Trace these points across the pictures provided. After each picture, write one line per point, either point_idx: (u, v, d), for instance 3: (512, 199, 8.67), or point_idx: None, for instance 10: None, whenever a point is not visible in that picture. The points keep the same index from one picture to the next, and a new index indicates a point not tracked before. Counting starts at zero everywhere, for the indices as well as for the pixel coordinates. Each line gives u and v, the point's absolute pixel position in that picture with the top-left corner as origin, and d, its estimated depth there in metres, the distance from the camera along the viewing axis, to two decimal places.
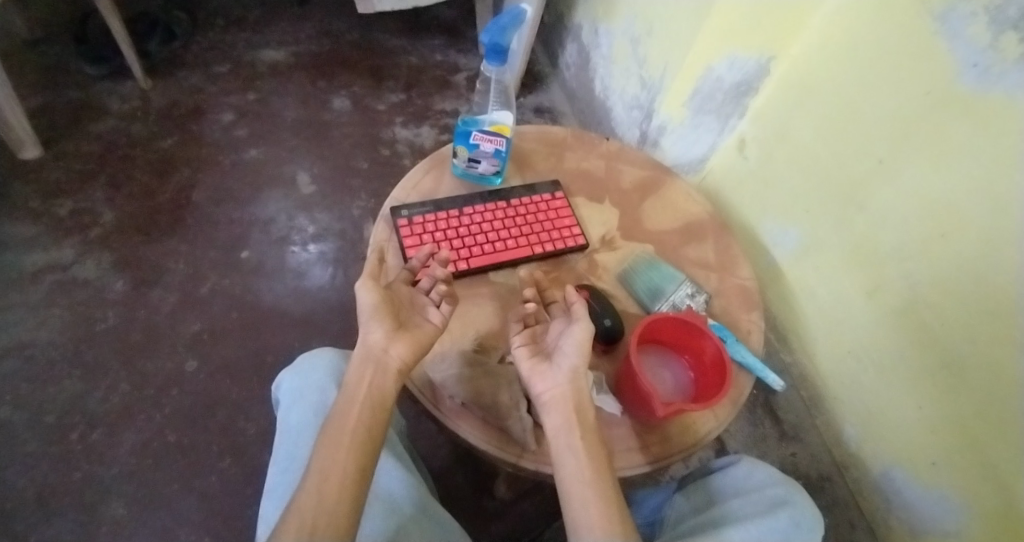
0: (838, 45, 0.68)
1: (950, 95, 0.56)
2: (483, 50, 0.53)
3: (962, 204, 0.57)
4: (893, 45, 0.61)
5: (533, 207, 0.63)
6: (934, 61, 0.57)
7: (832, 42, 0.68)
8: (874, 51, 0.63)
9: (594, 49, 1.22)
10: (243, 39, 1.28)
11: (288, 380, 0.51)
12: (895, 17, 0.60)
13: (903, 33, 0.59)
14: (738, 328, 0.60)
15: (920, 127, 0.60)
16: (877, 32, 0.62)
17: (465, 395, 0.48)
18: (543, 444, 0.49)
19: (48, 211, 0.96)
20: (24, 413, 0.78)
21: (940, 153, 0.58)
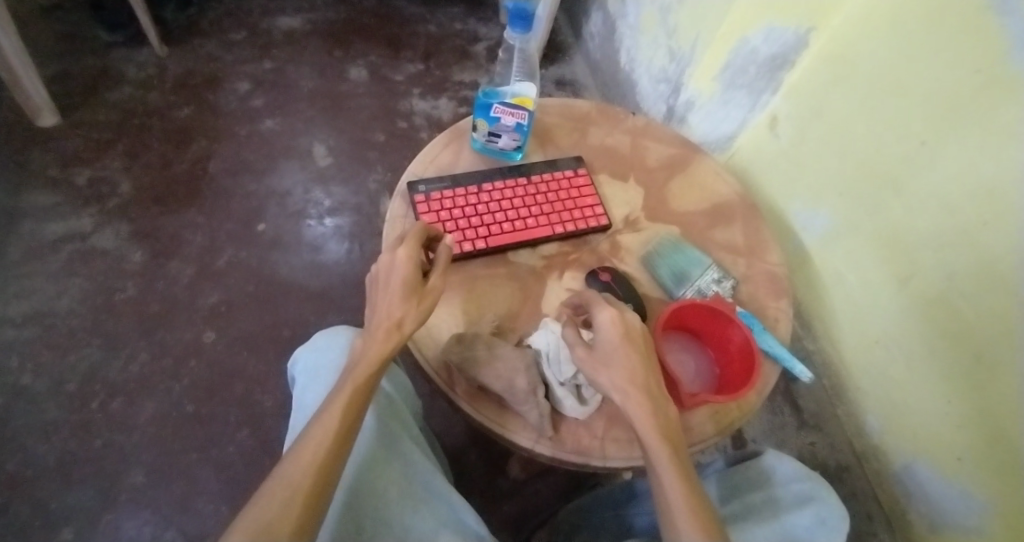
0: (887, 13, 0.62)
1: (1003, 70, 0.51)
2: (507, 16, 0.49)
3: (1010, 190, 0.52)
4: (945, 14, 0.56)
5: (554, 184, 0.61)
6: (989, 32, 0.51)
7: (880, 10, 0.63)
8: (924, 20, 0.58)
9: (620, 19, 1.16)
10: (258, 5, 1.25)
11: (303, 357, 0.50)
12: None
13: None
14: (765, 315, 0.58)
15: (969, 105, 0.55)
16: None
17: (481, 379, 0.46)
18: (560, 430, 0.47)
19: (66, 180, 0.97)
20: (48, 380, 0.80)
21: (989, 134, 0.54)
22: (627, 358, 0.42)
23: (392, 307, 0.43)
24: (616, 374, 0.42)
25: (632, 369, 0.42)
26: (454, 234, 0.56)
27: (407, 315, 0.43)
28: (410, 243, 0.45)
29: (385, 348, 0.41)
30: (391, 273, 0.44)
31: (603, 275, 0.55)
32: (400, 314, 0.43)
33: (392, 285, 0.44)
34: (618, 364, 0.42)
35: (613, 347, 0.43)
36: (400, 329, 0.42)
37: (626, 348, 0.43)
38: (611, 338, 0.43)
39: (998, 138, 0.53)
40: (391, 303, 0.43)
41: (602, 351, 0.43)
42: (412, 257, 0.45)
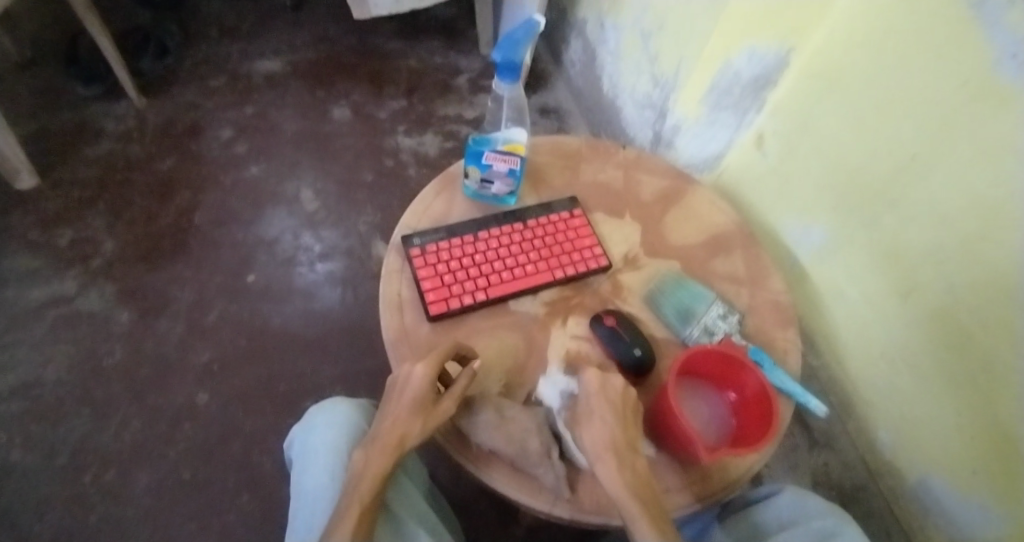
0: (866, 29, 0.61)
1: (986, 87, 0.49)
2: (495, 68, 0.50)
3: (1000, 207, 0.51)
4: (926, 30, 0.54)
5: (551, 227, 0.60)
6: (967, 49, 0.50)
7: (859, 26, 0.62)
8: (904, 36, 0.57)
9: (600, 45, 1.17)
10: (237, 50, 1.25)
11: (299, 437, 0.51)
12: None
13: (936, 16, 0.52)
14: (774, 348, 0.57)
15: (955, 122, 0.54)
16: (908, 15, 0.56)
17: (493, 443, 0.45)
18: (578, 490, 0.46)
19: (48, 242, 0.94)
20: (36, 455, 0.77)
21: (976, 150, 0.52)
22: (605, 421, 0.43)
23: (401, 423, 0.43)
24: (595, 434, 0.43)
25: (610, 430, 0.43)
26: (452, 287, 0.54)
27: (412, 433, 0.42)
28: (430, 362, 0.45)
29: (384, 462, 0.41)
30: (409, 389, 0.44)
31: (609, 319, 0.53)
32: (404, 430, 0.42)
33: (406, 401, 0.44)
34: (598, 426, 0.43)
35: (596, 406, 0.44)
36: (401, 446, 0.42)
37: (612, 408, 0.44)
38: (592, 400, 0.44)
39: (986, 155, 0.51)
40: (398, 414, 0.43)
41: (586, 410, 0.44)
42: (429, 376, 0.45)
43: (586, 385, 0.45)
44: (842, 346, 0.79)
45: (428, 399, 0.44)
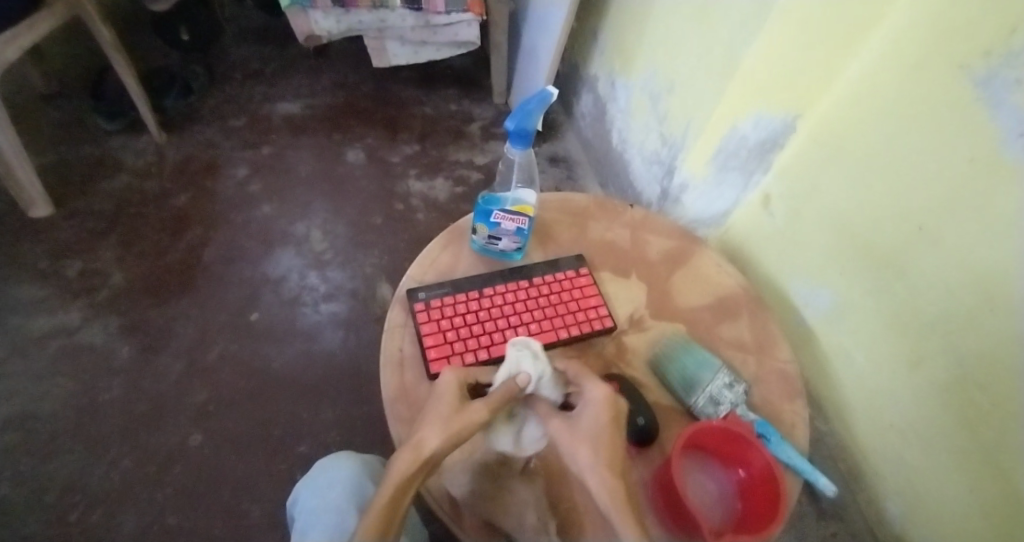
0: (873, 101, 0.63)
1: (993, 161, 0.51)
2: (507, 135, 0.52)
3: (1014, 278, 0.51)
4: (932, 105, 0.56)
5: (556, 286, 0.60)
6: (976, 125, 0.52)
7: (866, 97, 0.64)
8: (911, 109, 0.59)
9: (610, 101, 1.21)
10: (259, 92, 1.29)
11: (303, 494, 0.49)
12: (931, 76, 0.56)
13: (943, 92, 0.55)
14: (781, 420, 0.55)
15: (962, 193, 0.55)
16: (913, 91, 0.58)
17: None
18: None
19: (57, 272, 0.95)
20: (22, 491, 0.75)
21: (985, 221, 0.53)
22: (607, 434, 0.42)
23: (426, 428, 0.41)
24: (596, 452, 0.41)
25: (609, 450, 0.41)
26: (455, 344, 0.54)
27: (433, 438, 0.40)
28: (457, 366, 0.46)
29: (402, 469, 0.40)
30: (438, 398, 0.43)
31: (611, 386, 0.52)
32: (425, 433, 0.41)
33: (435, 408, 0.43)
34: (593, 443, 0.41)
35: (592, 428, 0.42)
36: (420, 452, 0.40)
37: (608, 428, 0.42)
38: (596, 417, 0.43)
39: (993, 226, 0.52)
40: (423, 420, 0.42)
41: (584, 429, 0.42)
42: (456, 378, 0.45)
43: (589, 402, 0.44)
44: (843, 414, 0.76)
45: (455, 407, 0.42)
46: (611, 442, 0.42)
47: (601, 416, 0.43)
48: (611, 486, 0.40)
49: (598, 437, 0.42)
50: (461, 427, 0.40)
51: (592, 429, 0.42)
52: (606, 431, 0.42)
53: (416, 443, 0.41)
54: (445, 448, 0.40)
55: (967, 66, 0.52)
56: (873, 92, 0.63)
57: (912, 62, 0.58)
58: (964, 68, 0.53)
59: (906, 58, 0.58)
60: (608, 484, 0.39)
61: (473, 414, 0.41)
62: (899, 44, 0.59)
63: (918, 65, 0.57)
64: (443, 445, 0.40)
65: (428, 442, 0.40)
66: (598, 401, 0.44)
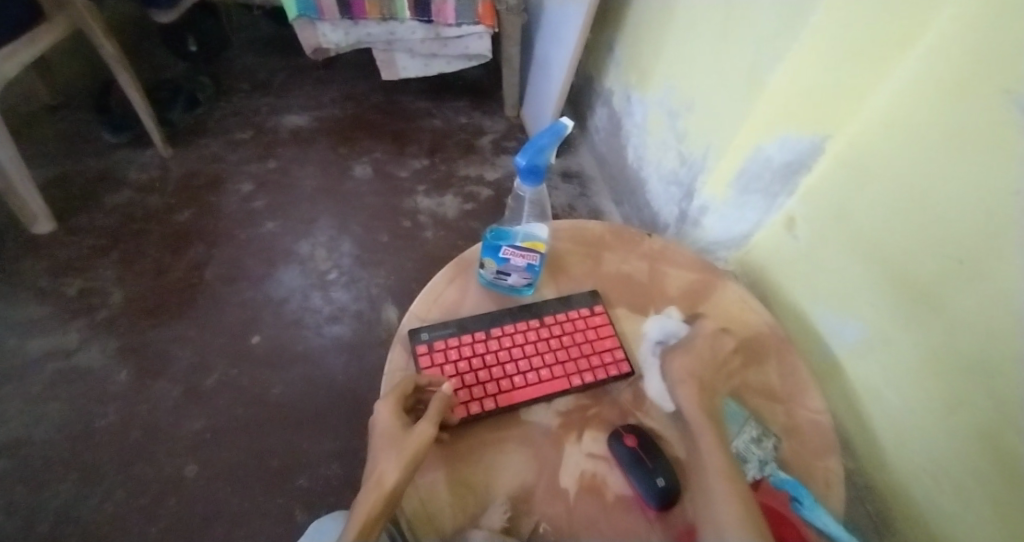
0: (908, 123, 0.59)
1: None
2: (518, 171, 0.48)
3: None
4: (973, 132, 0.51)
5: (569, 326, 0.56)
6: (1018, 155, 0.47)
7: (900, 119, 0.59)
8: (949, 135, 0.54)
9: (625, 116, 1.17)
10: (266, 103, 1.27)
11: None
12: (973, 101, 0.51)
13: (985, 118, 0.50)
14: (814, 479, 0.51)
15: (1004, 229, 0.50)
16: (952, 115, 0.53)
17: None
18: None
19: (56, 291, 0.93)
20: (14, 522, 0.73)
21: None
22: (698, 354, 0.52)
23: (381, 462, 0.41)
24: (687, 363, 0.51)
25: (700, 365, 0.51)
26: (459, 392, 0.50)
27: (391, 468, 0.40)
28: (390, 397, 0.45)
29: (369, 503, 0.39)
30: (380, 428, 0.43)
31: (629, 439, 0.48)
32: (381, 469, 0.41)
33: (383, 440, 0.43)
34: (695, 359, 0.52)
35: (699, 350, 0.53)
36: (381, 485, 0.40)
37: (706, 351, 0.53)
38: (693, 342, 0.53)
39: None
40: (374, 458, 0.42)
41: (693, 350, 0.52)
42: (393, 407, 0.44)
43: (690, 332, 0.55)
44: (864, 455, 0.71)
45: (401, 432, 0.43)
46: (707, 362, 0.52)
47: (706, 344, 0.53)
48: (698, 395, 0.49)
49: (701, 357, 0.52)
50: (416, 447, 0.42)
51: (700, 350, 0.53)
52: (705, 354, 0.53)
53: (376, 478, 0.40)
54: (404, 473, 0.40)
55: (1010, 91, 0.47)
56: (907, 114, 0.59)
57: (952, 84, 0.53)
58: (1006, 94, 0.48)
59: (945, 80, 0.54)
60: (692, 396, 0.49)
61: (422, 433, 0.43)
62: (937, 64, 0.54)
63: (960, 87, 0.52)
64: (404, 470, 0.41)
65: (388, 473, 0.40)
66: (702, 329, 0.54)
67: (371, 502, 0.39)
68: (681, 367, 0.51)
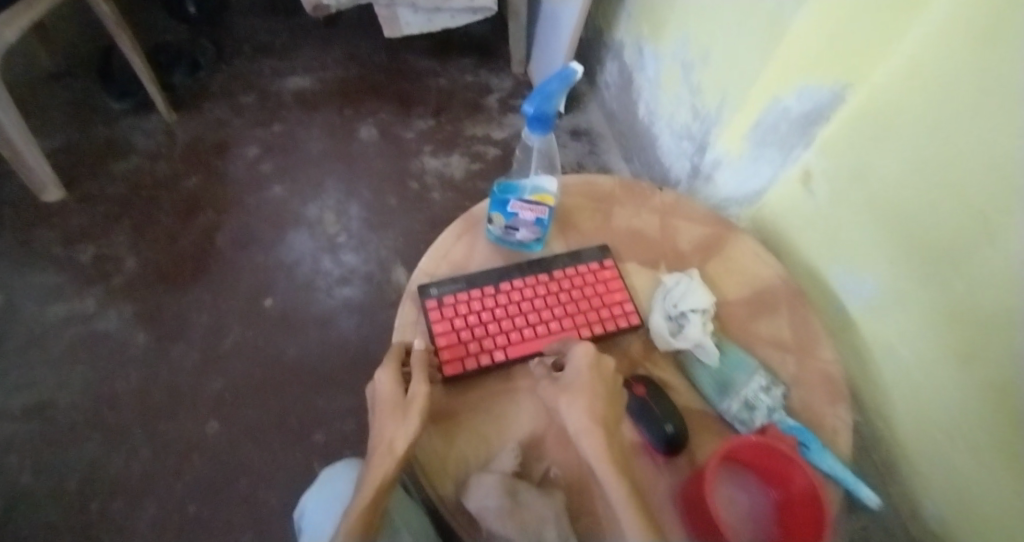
0: (930, 73, 0.56)
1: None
2: (525, 120, 0.47)
3: None
4: (989, 80, 0.49)
5: (579, 280, 0.56)
6: None
7: (923, 69, 0.56)
8: (970, 86, 0.51)
9: (637, 70, 1.13)
10: (268, 65, 1.25)
11: (308, 505, 0.47)
12: (988, 48, 0.49)
13: (1005, 67, 0.47)
14: (822, 427, 0.51)
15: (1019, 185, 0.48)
16: (969, 63, 0.51)
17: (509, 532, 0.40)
18: None
19: (71, 258, 0.95)
20: (47, 480, 0.76)
21: None
22: (589, 386, 0.43)
23: (387, 427, 0.41)
24: (579, 405, 0.42)
25: (593, 404, 0.42)
26: (469, 344, 0.51)
27: (401, 431, 0.41)
28: (389, 365, 0.46)
29: (381, 472, 0.39)
30: (382, 394, 0.44)
31: (638, 388, 0.49)
32: (389, 436, 0.41)
33: (387, 406, 0.43)
34: (583, 399, 0.42)
35: (580, 383, 0.43)
36: (393, 452, 0.40)
37: (595, 383, 0.43)
38: (579, 371, 0.44)
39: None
40: (380, 425, 0.42)
41: (573, 386, 0.43)
42: (393, 376, 0.45)
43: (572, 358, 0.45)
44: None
45: (402, 399, 0.43)
46: (602, 395, 0.43)
47: (586, 373, 0.44)
48: (602, 442, 0.40)
49: (586, 392, 0.43)
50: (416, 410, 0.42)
51: (581, 385, 0.43)
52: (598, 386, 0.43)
53: (386, 447, 0.40)
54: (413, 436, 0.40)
55: None
56: (925, 63, 0.56)
57: (976, 30, 0.50)
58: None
59: (964, 25, 0.51)
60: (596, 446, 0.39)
61: (419, 393, 0.43)
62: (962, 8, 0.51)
63: (982, 34, 0.49)
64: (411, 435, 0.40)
65: (396, 440, 0.40)
66: (581, 355, 0.45)
67: (380, 472, 0.39)
68: (573, 412, 0.41)
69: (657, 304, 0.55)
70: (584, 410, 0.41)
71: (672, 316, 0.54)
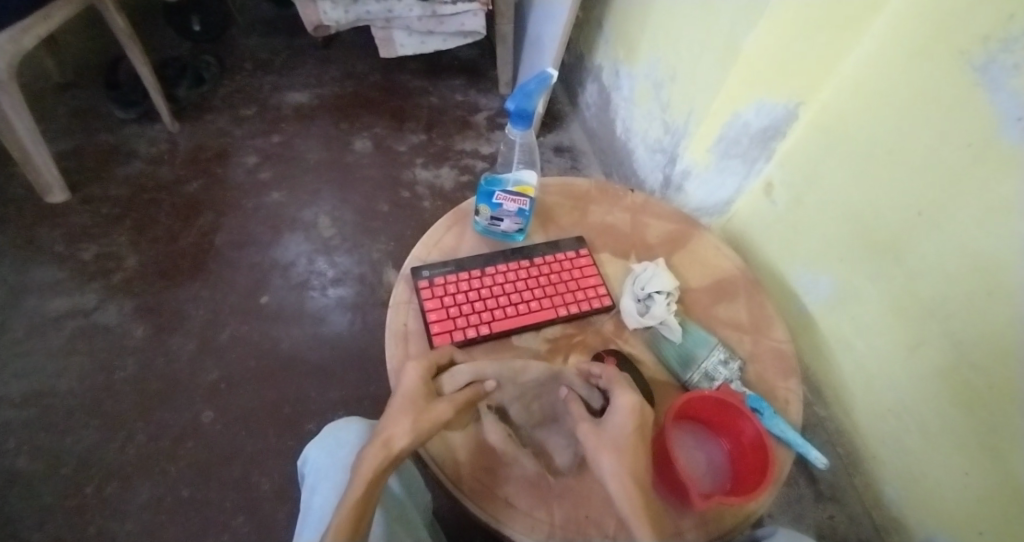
0: (875, 85, 0.62)
1: (992, 148, 0.50)
2: (509, 115, 0.56)
3: (1014, 258, 0.49)
4: (934, 90, 0.55)
5: (557, 266, 0.62)
6: (974, 110, 0.51)
7: (869, 81, 0.63)
8: (911, 96, 0.58)
9: (615, 91, 1.22)
10: (269, 82, 1.33)
11: (312, 452, 0.52)
12: (932, 61, 0.55)
13: (939, 78, 0.54)
14: (775, 397, 0.57)
15: (959, 179, 0.53)
16: (916, 74, 0.57)
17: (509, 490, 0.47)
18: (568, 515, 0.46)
19: (73, 256, 1.02)
20: (42, 462, 0.82)
21: (986, 204, 0.51)
22: (636, 450, 0.42)
23: (393, 424, 0.43)
24: (620, 460, 0.41)
25: (635, 463, 0.41)
26: (457, 319, 0.56)
27: (399, 431, 0.42)
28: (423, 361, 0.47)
29: (372, 465, 0.41)
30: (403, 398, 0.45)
31: (609, 359, 0.54)
32: (393, 430, 0.43)
33: (406, 401, 0.45)
34: (624, 454, 0.41)
35: (620, 435, 0.42)
36: (388, 448, 0.42)
37: (635, 439, 0.42)
38: (622, 428, 0.43)
39: (989, 211, 0.51)
40: (393, 415, 0.44)
41: (609, 436, 0.42)
42: (421, 374, 0.47)
43: (617, 408, 0.44)
44: (828, 396, 0.76)
45: (423, 402, 0.45)
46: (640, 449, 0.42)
47: (628, 424, 0.43)
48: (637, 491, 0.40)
49: (627, 447, 0.42)
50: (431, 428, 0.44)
51: (620, 437, 0.42)
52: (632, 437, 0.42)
53: (387, 438, 0.42)
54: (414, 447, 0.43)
55: (965, 53, 0.51)
56: (876, 78, 0.62)
57: (913, 48, 0.57)
58: (962, 57, 0.51)
59: (908, 44, 0.57)
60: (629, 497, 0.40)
61: (440, 414, 0.44)
62: (902, 28, 0.58)
63: (921, 51, 0.56)
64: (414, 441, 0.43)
65: (398, 439, 0.42)
66: (624, 412, 0.43)
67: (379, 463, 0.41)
68: (618, 463, 0.41)
69: (627, 288, 0.60)
70: (630, 467, 0.41)
71: (640, 299, 0.59)
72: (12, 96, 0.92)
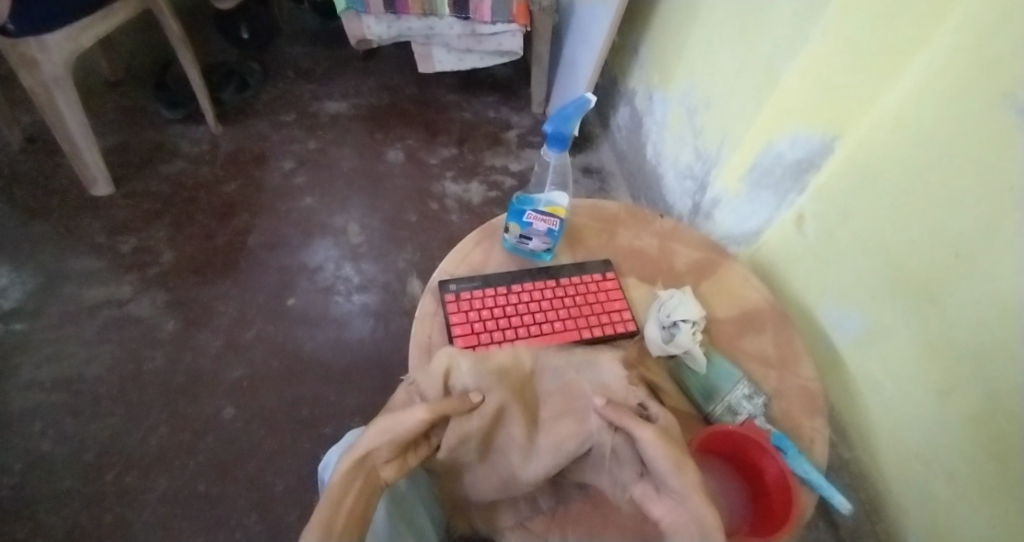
0: (913, 123, 0.61)
1: None
2: (545, 137, 0.57)
3: None
4: (976, 132, 0.54)
5: (582, 288, 0.62)
6: (1014, 156, 0.50)
7: (906, 120, 0.62)
8: (951, 136, 0.56)
9: (647, 115, 1.22)
10: (309, 90, 1.38)
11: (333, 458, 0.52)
12: (974, 103, 0.54)
13: (982, 121, 0.53)
14: (800, 436, 0.55)
15: (1000, 223, 0.52)
16: (957, 116, 0.56)
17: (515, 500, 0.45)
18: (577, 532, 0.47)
19: (112, 247, 1.06)
20: (67, 447, 0.84)
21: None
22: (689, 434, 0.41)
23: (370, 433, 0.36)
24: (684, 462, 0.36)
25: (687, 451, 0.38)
26: (481, 335, 0.56)
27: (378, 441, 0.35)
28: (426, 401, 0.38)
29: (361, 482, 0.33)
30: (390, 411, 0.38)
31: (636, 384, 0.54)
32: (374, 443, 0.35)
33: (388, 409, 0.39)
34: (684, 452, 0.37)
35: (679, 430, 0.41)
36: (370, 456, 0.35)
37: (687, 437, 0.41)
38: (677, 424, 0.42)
39: None
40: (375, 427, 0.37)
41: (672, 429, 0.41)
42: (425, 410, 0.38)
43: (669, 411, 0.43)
44: (853, 437, 0.74)
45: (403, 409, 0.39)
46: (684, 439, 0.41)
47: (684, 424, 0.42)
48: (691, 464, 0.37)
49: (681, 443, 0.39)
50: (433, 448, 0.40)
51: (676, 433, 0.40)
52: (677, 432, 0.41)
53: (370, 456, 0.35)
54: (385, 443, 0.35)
55: (1009, 95, 0.50)
56: (913, 116, 0.61)
57: (954, 88, 0.56)
58: (1006, 98, 0.50)
59: (949, 85, 0.57)
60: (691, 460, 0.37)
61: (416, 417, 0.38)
62: (944, 67, 0.57)
63: (962, 93, 0.55)
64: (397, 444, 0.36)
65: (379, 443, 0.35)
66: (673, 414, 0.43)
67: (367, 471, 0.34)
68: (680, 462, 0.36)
69: (652, 315, 0.60)
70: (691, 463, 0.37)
71: (665, 326, 0.58)
72: (67, 91, 0.97)
